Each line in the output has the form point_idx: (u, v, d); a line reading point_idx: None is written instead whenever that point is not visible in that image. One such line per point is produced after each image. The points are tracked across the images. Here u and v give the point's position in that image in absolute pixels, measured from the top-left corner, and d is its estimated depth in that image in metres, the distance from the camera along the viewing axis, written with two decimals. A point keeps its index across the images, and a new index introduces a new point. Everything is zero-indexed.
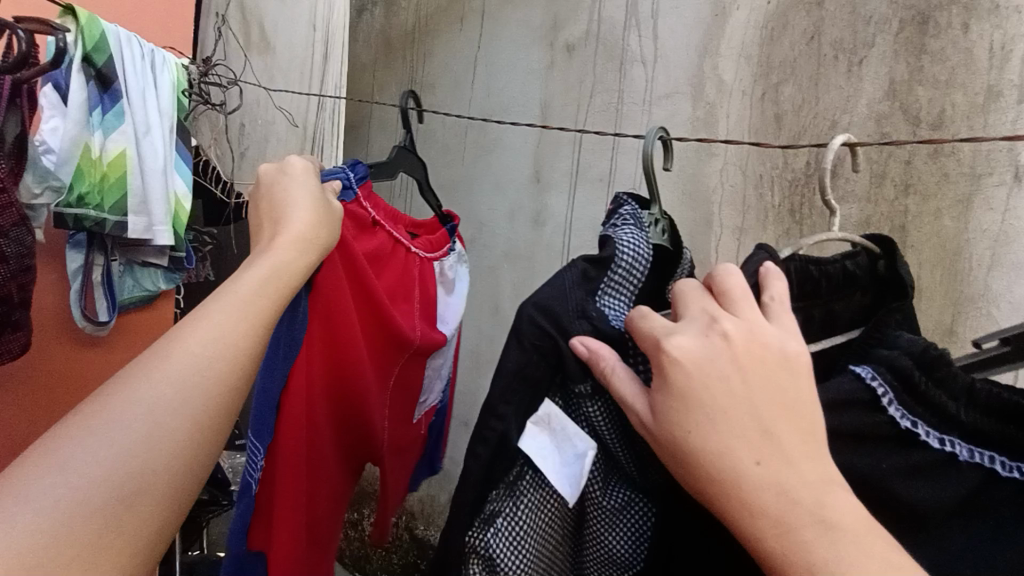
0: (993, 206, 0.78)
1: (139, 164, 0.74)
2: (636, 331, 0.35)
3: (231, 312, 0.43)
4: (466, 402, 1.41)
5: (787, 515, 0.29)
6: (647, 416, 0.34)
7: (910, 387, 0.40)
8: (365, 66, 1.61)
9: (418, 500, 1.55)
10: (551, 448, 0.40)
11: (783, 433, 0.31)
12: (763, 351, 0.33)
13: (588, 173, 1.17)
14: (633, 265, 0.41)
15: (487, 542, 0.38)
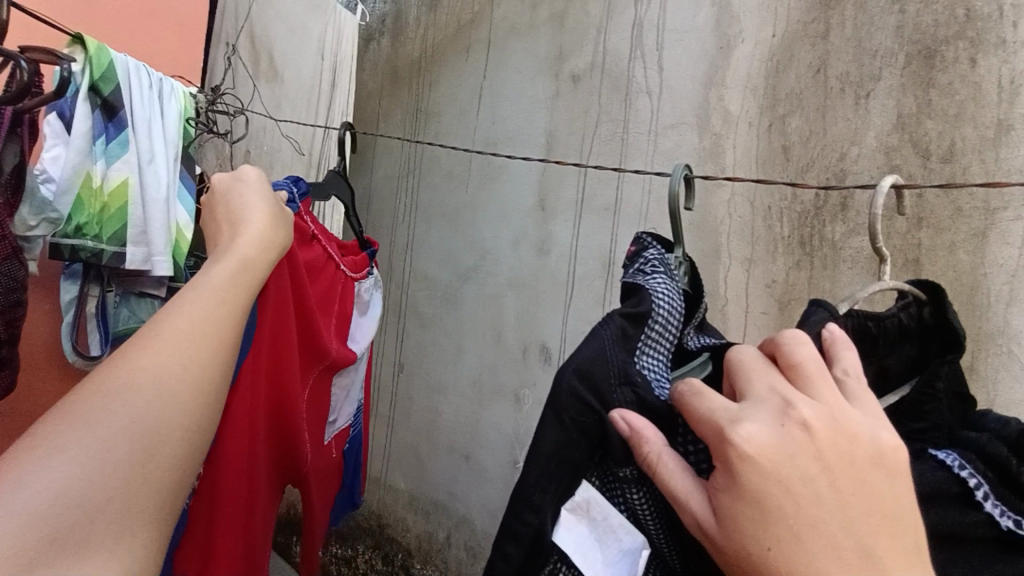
0: (1009, 241, 0.76)
1: (141, 193, 0.71)
2: (691, 411, 0.30)
3: (209, 301, 0.43)
4: (468, 434, 1.37)
5: None
6: (706, 518, 0.29)
7: (1006, 478, 0.39)
8: (370, 94, 1.62)
9: (416, 536, 1.49)
10: (592, 542, 0.36)
11: (887, 554, 0.26)
12: (853, 451, 0.28)
13: (594, 201, 1.16)
14: (671, 318, 0.39)
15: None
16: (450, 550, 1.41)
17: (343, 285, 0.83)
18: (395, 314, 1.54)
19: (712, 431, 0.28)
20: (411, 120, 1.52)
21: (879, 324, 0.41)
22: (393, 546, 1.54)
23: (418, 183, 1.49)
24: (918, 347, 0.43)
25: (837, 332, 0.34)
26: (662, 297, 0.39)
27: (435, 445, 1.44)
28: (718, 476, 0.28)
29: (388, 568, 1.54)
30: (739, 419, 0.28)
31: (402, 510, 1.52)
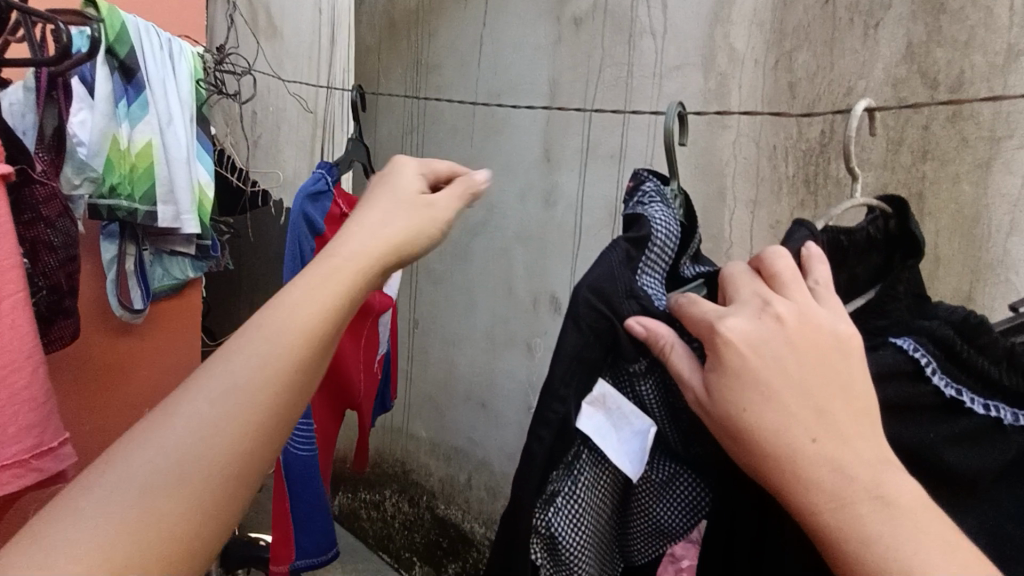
0: (1013, 170, 0.76)
1: (165, 154, 0.75)
2: (689, 314, 0.34)
3: (269, 345, 0.35)
4: (483, 382, 1.44)
5: (843, 490, 0.29)
6: (703, 395, 0.32)
7: (954, 355, 0.39)
8: (369, 48, 1.60)
9: (438, 480, 1.59)
10: (609, 429, 0.40)
11: (838, 411, 0.30)
12: (817, 336, 0.31)
13: (599, 149, 1.16)
14: (670, 242, 0.42)
15: (549, 521, 0.39)
16: (471, 491, 1.50)
17: None
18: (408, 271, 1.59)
19: (703, 326, 0.32)
20: (412, 74, 1.50)
21: (851, 237, 0.43)
22: (417, 490, 1.65)
23: (423, 140, 1.50)
24: (886, 258, 0.46)
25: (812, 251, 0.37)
26: (661, 223, 0.42)
27: (453, 395, 1.51)
28: (709, 368, 0.31)
29: (414, 510, 1.66)
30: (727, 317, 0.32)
31: (425, 456, 1.62)
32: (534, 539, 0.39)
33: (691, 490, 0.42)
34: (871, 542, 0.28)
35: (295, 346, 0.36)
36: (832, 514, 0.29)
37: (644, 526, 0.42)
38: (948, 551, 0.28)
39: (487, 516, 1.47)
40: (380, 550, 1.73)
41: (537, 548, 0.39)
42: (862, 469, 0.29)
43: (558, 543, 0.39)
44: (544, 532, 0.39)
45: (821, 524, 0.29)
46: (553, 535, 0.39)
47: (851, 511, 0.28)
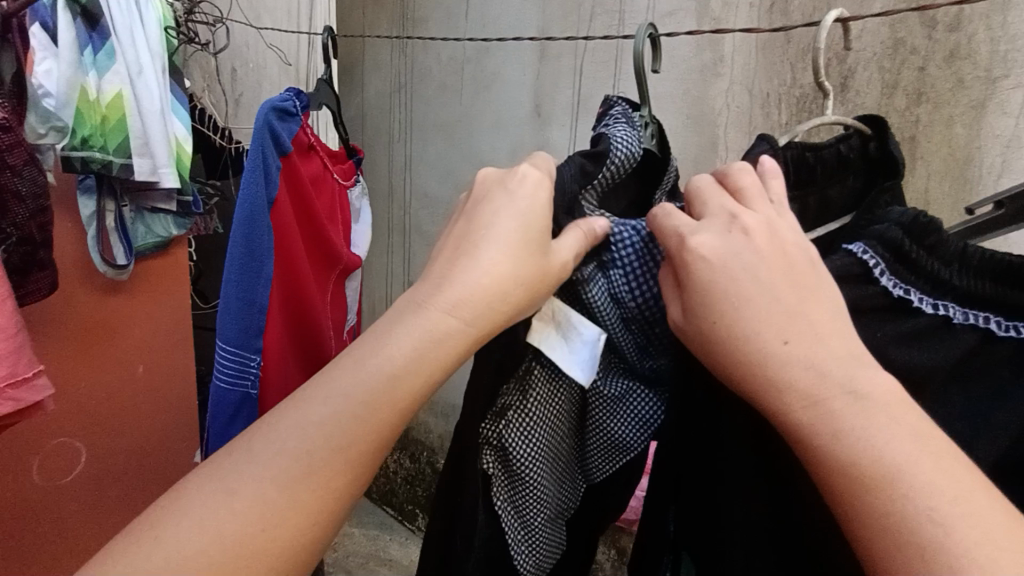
0: (1007, 110, 0.75)
1: (136, 105, 0.75)
2: (660, 232, 0.34)
3: (363, 384, 0.31)
4: None
5: (816, 388, 0.28)
6: (678, 315, 0.33)
7: (904, 256, 0.36)
8: (353, 3, 1.53)
9: (438, 436, 1.63)
10: (564, 349, 0.38)
11: (812, 314, 0.29)
12: (780, 249, 0.31)
13: (590, 102, 1.13)
14: (622, 168, 0.40)
15: (501, 434, 0.38)
16: None
17: (339, 195, 0.86)
18: (402, 235, 1.58)
19: (674, 239, 0.32)
20: (399, 30, 1.45)
21: (818, 155, 0.43)
22: (418, 447, 1.70)
23: (411, 98, 1.46)
24: (862, 180, 0.46)
25: (767, 163, 0.37)
26: (620, 145, 0.40)
27: None
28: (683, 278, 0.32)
29: (415, 464, 1.71)
30: (694, 233, 0.32)
31: (423, 414, 1.65)
32: (485, 450, 0.38)
33: (642, 403, 0.42)
34: (841, 433, 0.27)
35: (381, 396, 0.31)
36: (804, 411, 0.28)
37: (598, 443, 0.42)
38: (921, 442, 0.27)
39: None
40: (386, 503, 1.78)
41: (488, 460, 0.38)
42: (836, 365, 0.28)
43: (510, 454, 0.38)
44: (496, 444, 0.38)
45: (791, 420, 0.28)
46: (506, 447, 0.38)
47: (823, 408, 0.28)
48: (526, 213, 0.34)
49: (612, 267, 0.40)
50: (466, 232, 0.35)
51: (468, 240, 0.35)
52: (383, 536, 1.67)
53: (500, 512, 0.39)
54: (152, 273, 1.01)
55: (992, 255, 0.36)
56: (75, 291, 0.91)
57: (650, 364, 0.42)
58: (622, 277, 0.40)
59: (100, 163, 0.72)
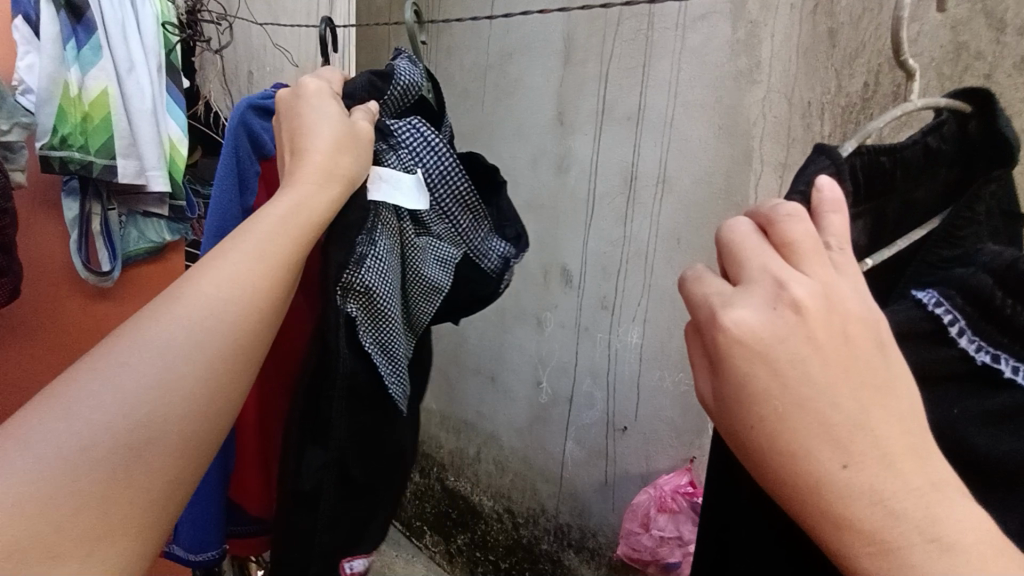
0: None
1: (123, 104, 0.80)
2: (689, 304, 0.28)
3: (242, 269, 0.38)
4: (493, 356, 1.40)
5: (888, 531, 0.23)
6: (710, 398, 0.28)
7: (988, 309, 0.32)
8: (380, 9, 1.52)
9: (448, 452, 1.57)
10: (392, 192, 0.52)
11: (880, 427, 0.24)
12: (839, 334, 0.25)
13: (616, 110, 1.06)
14: (405, 92, 0.56)
15: (358, 276, 0.48)
16: (480, 464, 1.49)
17: None
18: None
19: (704, 311, 0.27)
20: (424, 37, 1.42)
21: (899, 157, 0.37)
22: (428, 462, 1.63)
23: None
24: (957, 175, 0.39)
25: (826, 189, 0.29)
26: (403, 75, 0.55)
27: (464, 369, 1.49)
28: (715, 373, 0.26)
29: (425, 480, 1.64)
30: (727, 308, 0.26)
31: (434, 428, 1.60)
32: (351, 294, 0.48)
33: (440, 250, 0.56)
34: None
35: (261, 288, 0.38)
36: (871, 559, 0.23)
37: (420, 287, 0.55)
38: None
39: (496, 490, 1.45)
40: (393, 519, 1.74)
41: (355, 300, 0.49)
42: (913, 503, 0.23)
43: (372, 293, 0.49)
44: (357, 288, 0.48)
45: (857, 567, 0.24)
46: (367, 290, 0.49)
47: (897, 559, 0.23)
48: (328, 113, 0.47)
49: (398, 147, 0.54)
50: (290, 130, 0.47)
51: (292, 139, 0.46)
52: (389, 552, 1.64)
53: (368, 348, 0.50)
54: (141, 279, 0.99)
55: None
56: (60, 296, 0.90)
57: (438, 227, 0.57)
58: (408, 156, 0.54)
59: (77, 163, 0.75)
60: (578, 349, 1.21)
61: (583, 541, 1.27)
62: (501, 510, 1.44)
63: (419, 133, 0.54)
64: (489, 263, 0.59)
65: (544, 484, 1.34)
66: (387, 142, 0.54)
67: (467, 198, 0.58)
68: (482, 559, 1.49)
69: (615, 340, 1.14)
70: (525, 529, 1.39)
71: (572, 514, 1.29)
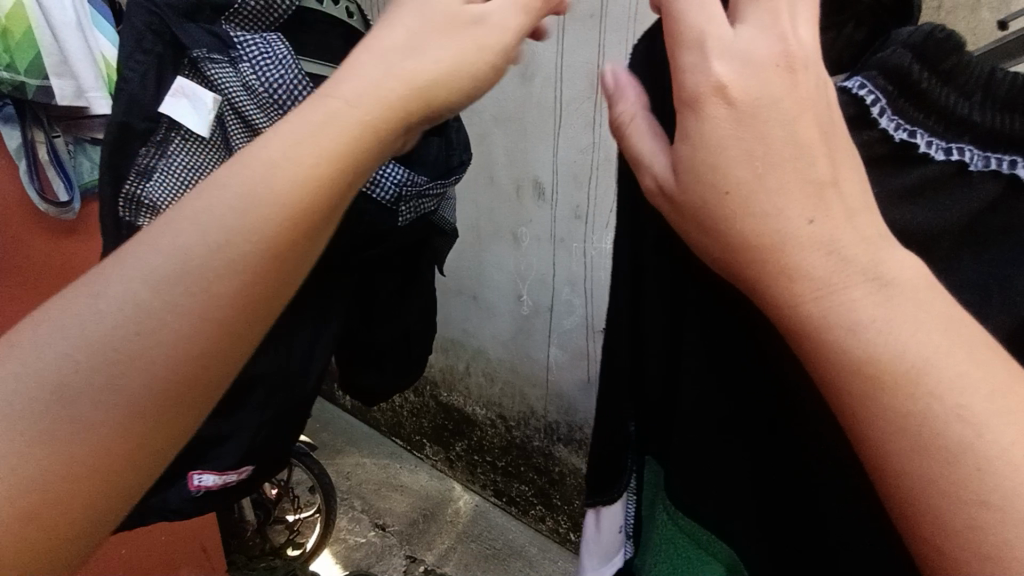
0: None
1: (42, 14, 0.77)
2: (676, 46, 0.34)
3: (194, 240, 0.32)
4: (473, 275, 1.43)
5: (835, 275, 0.29)
6: (664, 174, 0.35)
7: (907, 88, 0.38)
8: None
9: (439, 370, 1.64)
10: (192, 111, 0.57)
11: (844, 186, 0.31)
12: (820, 107, 0.32)
13: (577, 8, 1.01)
14: (266, 7, 0.61)
15: (143, 188, 0.55)
16: (471, 378, 1.57)
17: None
18: None
19: (697, 70, 0.32)
20: None
21: None
22: (421, 381, 1.70)
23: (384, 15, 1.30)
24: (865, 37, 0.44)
25: None
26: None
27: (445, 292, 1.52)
28: (683, 110, 0.33)
29: (419, 398, 1.72)
30: (727, 57, 0.32)
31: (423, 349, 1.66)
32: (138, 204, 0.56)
33: None
34: (857, 330, 0.29)
35: (244, 266, 0.32)
36: (815, 303, 0.29)
37: None
38: (952, 326, 0.29)
39: (487, 399, 1.55)
40: (393, 436, 1.83)
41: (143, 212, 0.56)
42: (860, 250, 0.30)
43: (157, 204, 0.55)
44: (146, 201, 0.55)
45: (803, 321, 0.30)
46: (152, 203, 0.55)
47: (844, 297, 0.29)
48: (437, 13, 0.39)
49: (239, 61, 0.58)
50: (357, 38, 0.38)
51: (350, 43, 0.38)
52: (394, 465, 1.75)
53: None
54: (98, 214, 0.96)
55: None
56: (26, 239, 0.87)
57: None
58: (248, 69, 0.58)
59: (9, 84, 0.75)
60: (555, 260, 1.24)
61: (570, 435, 1.39)
62: (494, 417, 1.55)
63: (267, 45, 0.59)
64: (379, 192, 0.64)
65: (531, 389, 1.43)
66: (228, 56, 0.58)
67: None
68: (480, 461, 1.62)
69: (590, 248, 1.17)
70: (517, 431, 1.50)
71: (559, 412, 1.39)
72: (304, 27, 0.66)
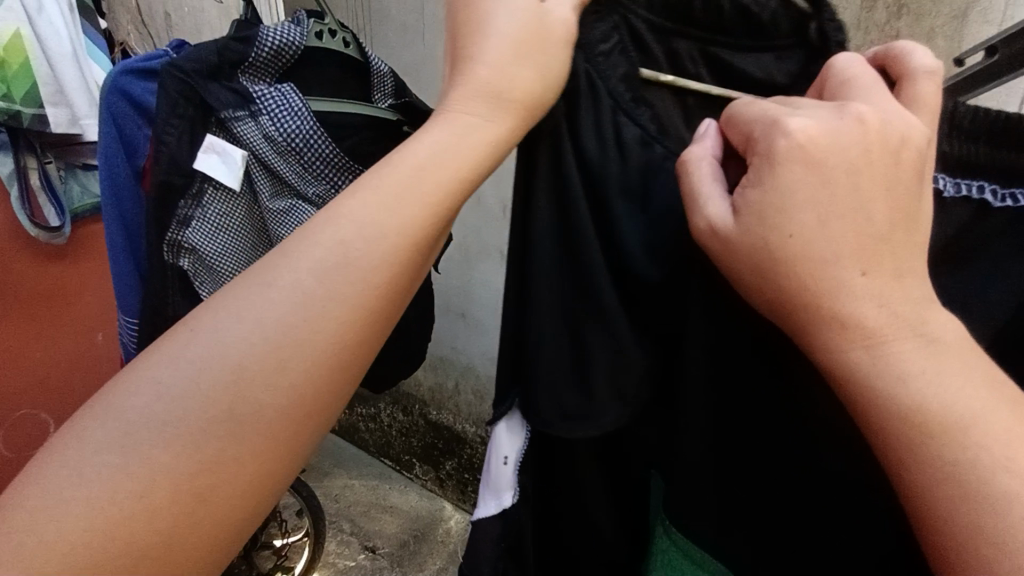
0: (990, 19, 0.71)
1: (41, 46, 0.83)
2: (742, 118, 0.37)
3: (349, 246, 0.35)
4: (461, 293, 1.45)
5: (882, 328, 0.32)
6: (721, 220, 0.36)
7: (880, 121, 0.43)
8: None
9: (429, 389, 1.64)
10: (222, 166, 0.65)
11: (896, 245, 0.33)
12: (897, 168, 0.34)
13: None
14: (277, 53, 0.68)
15: (183, 235, 0.64)
16: (461, 395, 1.57)
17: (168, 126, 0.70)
18: None
19: (767, 122, 0.35)
20: None
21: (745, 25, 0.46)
22: (410, 400, 1.70)
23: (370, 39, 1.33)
24: None
25: (896, 50, 0.39)
26: (269, 36, 0.67)
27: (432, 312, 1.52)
28: (759, 161, 0.34)
29: (409, 417, 1.72)
30: (803, 115, 0.34)
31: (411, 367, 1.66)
32: (178, 247, 0.64)
33: (301, 212, 0.70)
34: (908, 377, 0.31)
35: (371, 279, 0.35)
36: (866, 351, 0.32)
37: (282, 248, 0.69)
38: (995, 389, 0.32)
39: (477, 416, 1.55)
40: (382, 455, 1.82)
41: (183, 254, 0.65)
42: (910, 310, 0.32)
43: (196, 245, 0.65)
44: (185, 246, 0.65)
45: (850, 358, 0.32)
46: (193, 247, 0.65)
47: (888, 349, 0.32)
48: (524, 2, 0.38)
49: (258, 113, 0.67)
50: (455, 52, 0.39)
51: (456, 41, 0.39)
52: (383, 487, 1.73)
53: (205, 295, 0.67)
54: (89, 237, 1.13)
55: (989, 114, 0.40)
56: None
57: (316, 189, 0.71)
58: (268, 120, 0.67)
59: (6, 112, 0.81)
60: None
61: None
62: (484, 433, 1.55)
63: (283, 98, 0.67)
64: None
65: None
66: (248, 110, 0.66)
67: (336, 156, 0.70)
68: (470, 480, 1.61)
69: None
70: None
71: None
72: (306, 62, 0.72)
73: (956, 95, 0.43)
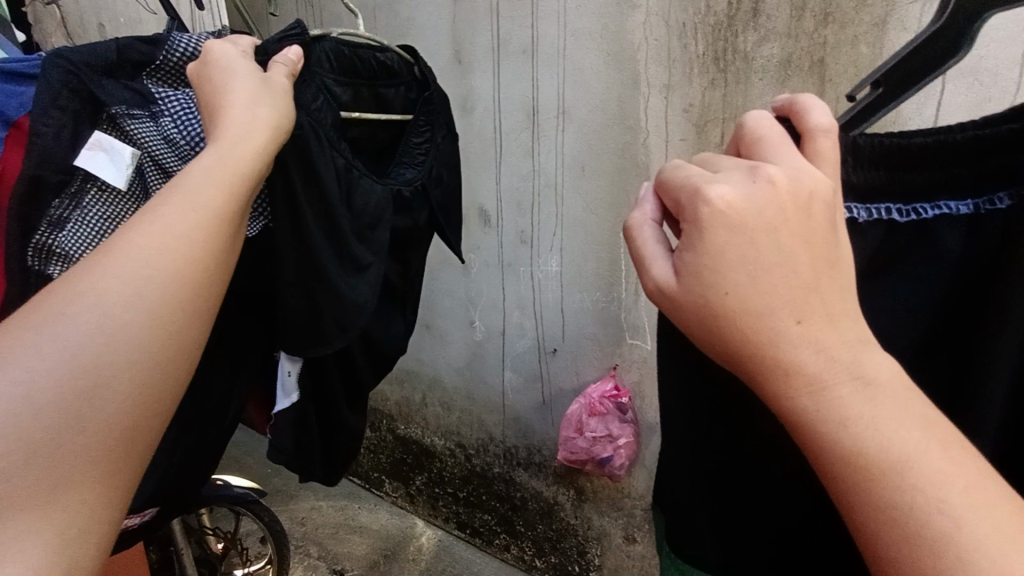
0: (907, 26, 0.75)
1: None
2: (671, 182, 0.36)
3: (176, 225, 0.38)
4: (426, 305, 1.43)
5: (824, 373, 0.30)
6: (669, 279, 0.34)
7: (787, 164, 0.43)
8: None
9: (395, 403, 1.61)
10: (109, 165, 0.50)
11: (825, 291, 0.31)
12: (813, 217, 0.32)
13: (510, 45, 1.06)
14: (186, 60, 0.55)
15: (56, 239, 0.47)
16: (428, 408, 1.54)
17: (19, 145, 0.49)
18: None
19: (693, 188, 0.34)
20: None
21: None
22: (377, 415, 1.67)
23: None
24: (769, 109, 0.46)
25: (805, 102, 0.38)
26: (179, 39, 0.55)
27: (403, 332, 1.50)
28: (689, 228, 0.33)
29: (377, 433, 1.68)
30: (715, 180, 0.33)
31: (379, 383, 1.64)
32: (42, 254, 0.47)
33: None
34: (847, 422, 0.30)
35: (206, 259, 0.38)
36: (809, 398, 0.31)
37: None
38: (931, 426, 0.30)
39: (445, 429, 1.53)
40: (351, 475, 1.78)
41: (49, 264, 0.47)
42: (844, 351, 0.31)
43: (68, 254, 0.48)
44: (58, 251, 0.47)
45: (797, 405, 0.31)
46: (67, 253, 0.48)
47: (830, 395, 0.30)
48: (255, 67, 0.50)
49: (160, 114, 0.53)
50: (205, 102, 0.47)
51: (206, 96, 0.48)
52: (351, 506, 1.69)
53: None
54: None
55: (881, 145, 0.41)
56: None
57: None
58: (171, 123, 0.53)
59: None
60: (504, 284, 1.26)
61: (530, 458, 1.39)
62: (452, 446, 1.53)
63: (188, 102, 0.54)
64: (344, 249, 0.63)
65: (489, 415, 1.42)
66: (148, 111, 0.53)
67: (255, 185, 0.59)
68: (441, 494, 1.58)
69: (536, 270, 1.20)
70: (476, 459, 1.48)
71: (518, 436, 1.39)
72: None
73: (848, 131, 0.41)
